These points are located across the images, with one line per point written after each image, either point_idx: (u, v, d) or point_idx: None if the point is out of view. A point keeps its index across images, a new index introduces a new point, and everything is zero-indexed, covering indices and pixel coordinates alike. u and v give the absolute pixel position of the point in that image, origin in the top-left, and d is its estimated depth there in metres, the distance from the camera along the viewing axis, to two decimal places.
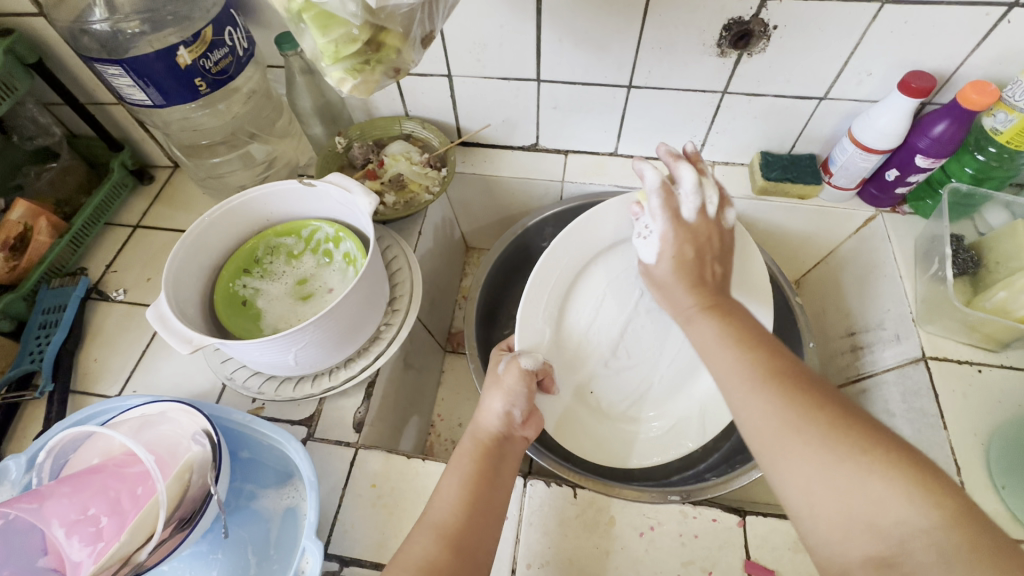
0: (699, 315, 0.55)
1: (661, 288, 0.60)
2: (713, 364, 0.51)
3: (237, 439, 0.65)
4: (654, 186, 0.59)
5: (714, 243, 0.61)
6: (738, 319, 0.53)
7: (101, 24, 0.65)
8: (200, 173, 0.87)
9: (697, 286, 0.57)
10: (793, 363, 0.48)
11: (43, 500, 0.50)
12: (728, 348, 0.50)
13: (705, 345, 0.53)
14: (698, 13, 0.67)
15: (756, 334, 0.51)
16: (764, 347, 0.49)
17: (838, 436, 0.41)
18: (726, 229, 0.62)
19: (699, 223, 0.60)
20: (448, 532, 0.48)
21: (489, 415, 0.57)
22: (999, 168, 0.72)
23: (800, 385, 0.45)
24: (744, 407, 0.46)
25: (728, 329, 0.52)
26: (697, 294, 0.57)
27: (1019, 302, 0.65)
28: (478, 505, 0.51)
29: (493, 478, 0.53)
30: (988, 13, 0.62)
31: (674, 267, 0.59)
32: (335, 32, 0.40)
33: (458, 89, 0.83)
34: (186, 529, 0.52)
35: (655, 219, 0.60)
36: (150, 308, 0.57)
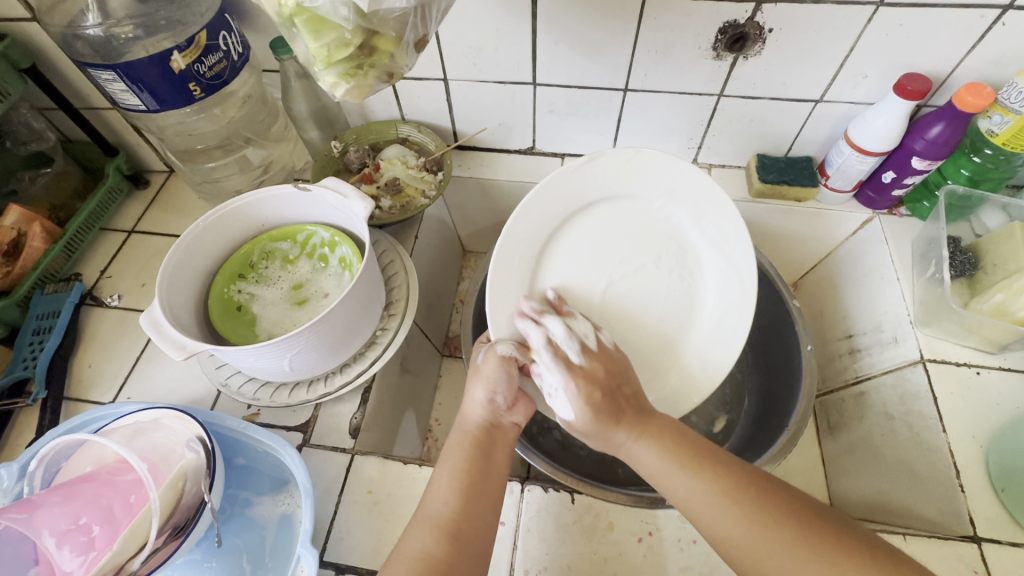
0: (636, 441, 0.54)
1: (588, 437, 0.55)
2: (669, 491, 0.51)
3: (232, 445, 0.64)
4: (542, 342, 0.56)
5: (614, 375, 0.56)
6: (669, 430, 0.54)
7: (95, 29, 0.65)
8: (195, 178, 0.87)
9: (619, 420, 0.54)
10: (743, 471, 0.50)
11: (34, 508, 0.49)
12: (683, 469, 0.50)
13: (654, 471, 0.52)
14: (693, 16, 0.67)
15: (703, 447, 0.52)
16: (710, 464, 0.50)
17: (807, 547, 0.44)
18: (613, 353, 0.58)
19: (591, 362, 0.55)
20: (444, 524, 0.49)
21: (474, 405, 0.57)
22: (995, 170, 0.72)
23: (759, 497, 0.47)
24: (712, 529, 0.48)
25: (672, 450, 0.52)
26: (624, 428, 0.54)
27: (1017, 304, 0.64)
28: (472, 496, 0.51)
29: (485, 467, 0.53)
30: (983, 16, 0.62)
31: (593, 417, 0.53)
32: (327, 36, 0.40)
33: (454, 92, 0.83)
34: (180, 538, 0.52)
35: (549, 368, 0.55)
36: (144, 314, 0.56)
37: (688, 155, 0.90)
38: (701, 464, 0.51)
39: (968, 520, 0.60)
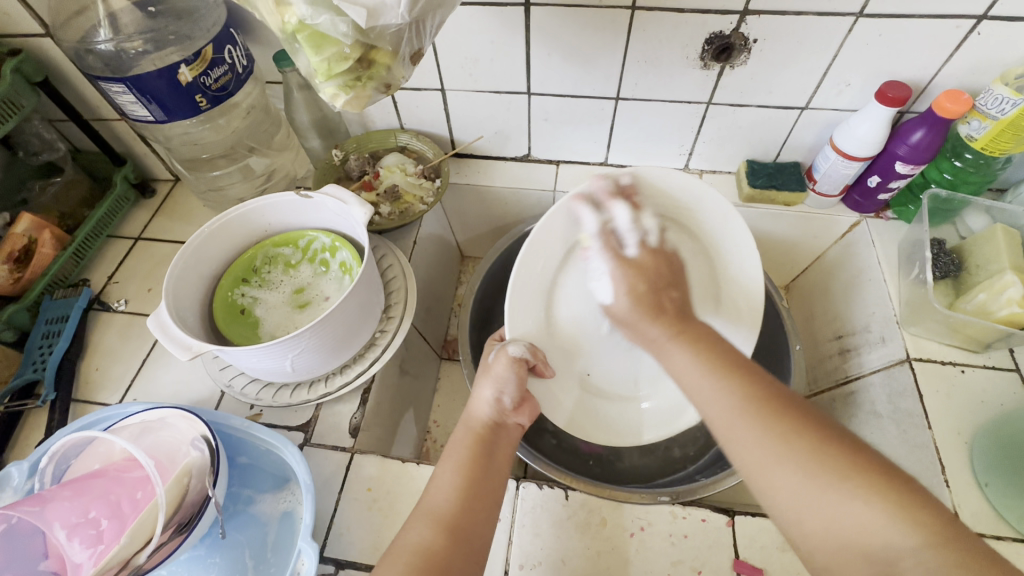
0: (669, 343, 0.52)
1: (625, 326, 0.57)
2: (697, 400, 0.49)
3: (235, 444, 0.66)
4: (625, 231, 0.59)
5: (656, 271, 0.56)
6: (702, 338, 0.52)
7: (106, 44, 0.68)
8: (200, 186, 0.90)
9: (654, 317, 0.53)
10: (766, 383, 0.47)
11: (45, 502, 0.51)
12: (710, 381, 0.48)
13: (680, 372, 0.51)
14: (680, 28, 0.70)
15: (737, 361, 0.49)
16: (735, 369, 0.48)
17: (823, 465, 0.41)
18: (673, 256, 0.59)
19: (644, 258, 0.57)
20: (443, 517, 0.50)
21: (481, 403, 0.59)
22: (976, 174, 0.74)
23: (778, 412, 0.45)
24: (726, 436, 0.46)
25: (705, 358, 0.50)
26: (661, 324, 0.53)
27: (999, 304, 0.66)
28: (472, 491, 0.52)
29: (487, 462, 0.55)
30: (958, 26, 0.65)
31: (631, 304, 0.54)
32: (327, 50, 0.42)
33: (451, 102, 0.86)
34: (184, 533, 0.54)
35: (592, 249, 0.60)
36: (151, 316, 0.59)
37: (680, 162, 0.92)
38: (735, 375, 0.48)
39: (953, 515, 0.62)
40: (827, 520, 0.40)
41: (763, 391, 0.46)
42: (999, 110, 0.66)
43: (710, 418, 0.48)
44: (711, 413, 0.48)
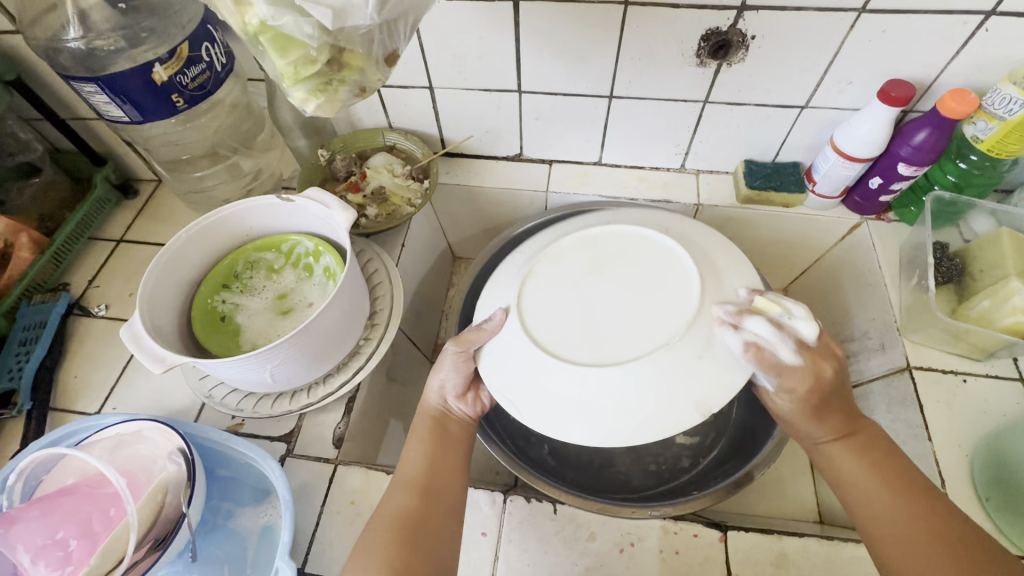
0: (835, 447, 0.55)
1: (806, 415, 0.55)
2: (867, 513, 0.51)
3: (214, 455, 0.64)
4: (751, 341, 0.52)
5: (835, 379, 0.53)
6: (878, 450, 0.54)
7: (76, 42, 0.65)
8: (182, 187, 0.87)
9: (831, 419, 0.55)
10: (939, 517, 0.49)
11: (12, 523, 0.50)
12: (884, 495, 0.51)
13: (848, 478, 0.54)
14: (674, 24, 0.67)
15: (911, 481, 0.52)
16: (912, 492, 0.51)
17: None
18: (823, 371, 0.52)
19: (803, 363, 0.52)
20: (413, 485, 0.55)
21: (433, 392, 0.63)
22: (982, 176, 0.72)
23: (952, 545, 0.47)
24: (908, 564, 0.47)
25: (879, 475, 0.52)
26: (827, 428, 0.55)
27: (1003, 312, 0.64)
28: (439, 468, 0.57)
29: (449, 445, 0.60)
30: (965, 22, 0.62)
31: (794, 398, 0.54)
32: (293, 53, 0.40)
33: (440, 100, 0.83)
34: (159, 551, 0.52)
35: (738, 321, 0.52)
36: (124, 327, 0.57)
37: (675, 161, 0.89)
38: (909, 495, 0.51)
39: None
40: None
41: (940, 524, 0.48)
42: (1007, 110, 0.64)
43: (872, 527, 0.51)
44: (871, 521, 0.51)
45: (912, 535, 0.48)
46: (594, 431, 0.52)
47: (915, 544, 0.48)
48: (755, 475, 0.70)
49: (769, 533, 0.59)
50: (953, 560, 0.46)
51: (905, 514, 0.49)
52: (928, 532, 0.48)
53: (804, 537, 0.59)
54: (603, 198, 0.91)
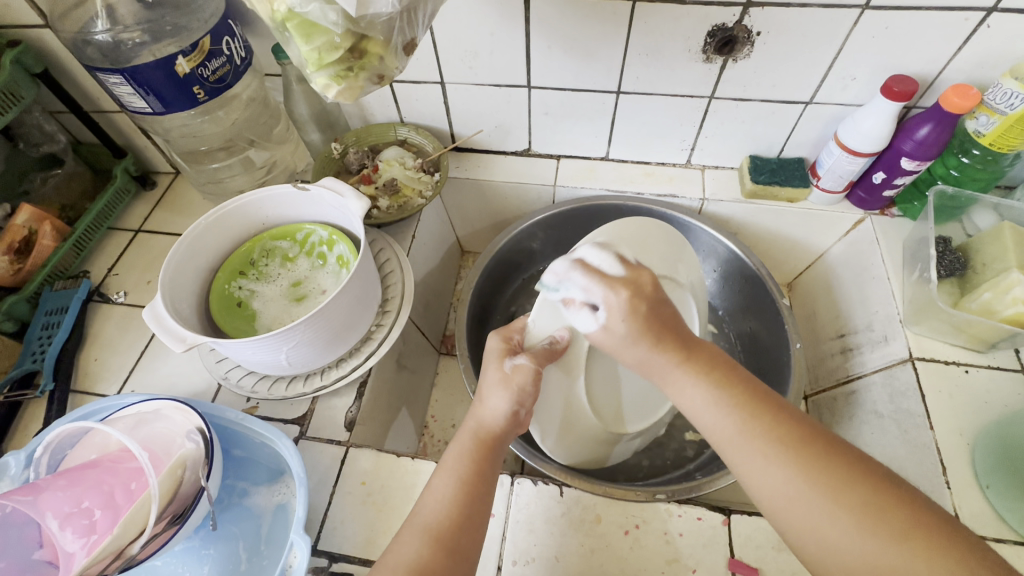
0: (678, 371, 0.48)
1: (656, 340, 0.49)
2: (704, 428, 0.47)
3: (230, 436, 0.66)
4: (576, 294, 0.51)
5: (656, 293, 0.51)
6: (709, 359, 0.49)
7: (103, 34, 0.68)
8: (200, 178, 0.89)
9: (664, 340, 0.49)
10: (777, 415, 0.45)
11: (39, 492, 0.51)
12: (728, 411, 0.45)
13: (687, 400, 0.48)
14: (682, 20, 0.69)
15: (756, 392, 0.46)
16: (744, 395, 0.46)
17: (842, 498, 0.40)
18: (643, 279, 0.51)
19: (630, 274, 0.51)
20: (438, 531, 0.47)
21: (494, 413, 0.53)
22: (984, 171, 0.73)
23: (788, 444, 0.43)
24: (750, 476, 0.44)
25: (722, 393, 0.46)
26: (663, 353, 0.49)
27: (1004, 303, 0.65)
28: (472, 507, 0.49)
29: (488, 478, 0.51)
30: (967, 18, 0.63)
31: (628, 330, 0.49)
32: (318, 40, 0.42)
33: (451, 95, 0.85)
34: (178, 525, 0.54)
35: (567, 275, 0.52)
36: (146, 308, 0.59)
37: (681, 157, 0.91)
38: (742, 402, 0.46)
39: (953, 516, 0.61)
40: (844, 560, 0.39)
41: (791, 433, 0.43)
42: (1008, 105, 0.65)
43: (723, 446, 0.46)
44: (721, 442, 0.46)
45: (752, 445, 0.44)
46: (590, 455, 0.72)
47: (759, 457, 0.43)
48: None
49: None
50: (791, 463, 0.42)
51: (746, 427, 0.44)
52: (765, 438, 0.44)
53: None
54: (610, 192, 0.93)
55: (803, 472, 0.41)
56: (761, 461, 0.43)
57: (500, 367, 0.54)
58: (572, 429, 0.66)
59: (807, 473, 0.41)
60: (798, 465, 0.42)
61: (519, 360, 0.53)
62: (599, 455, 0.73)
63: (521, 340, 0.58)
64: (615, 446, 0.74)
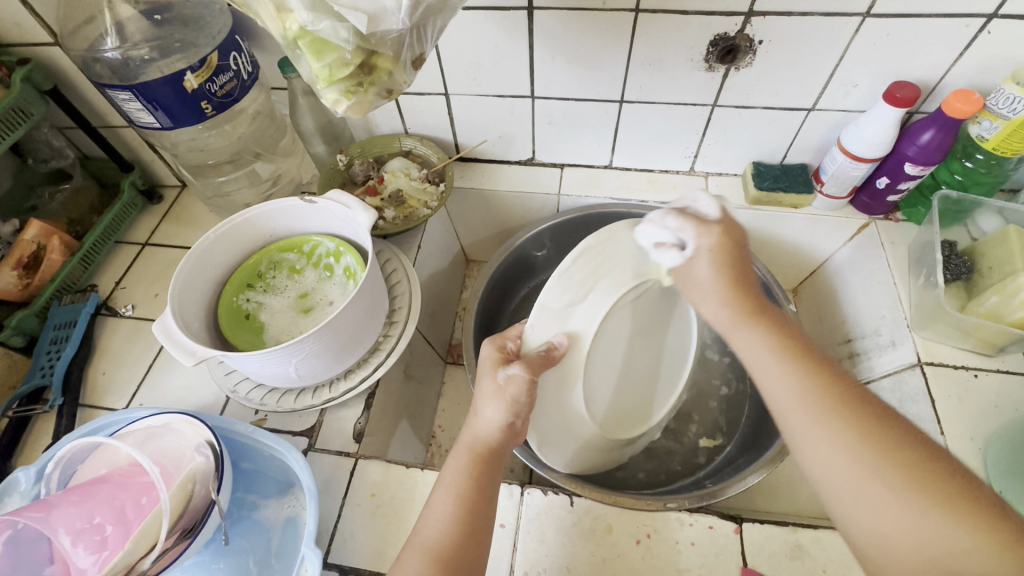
0: (742, 323, 0.48)
1: (737, 280, 0.50)
2: (761, 386, 0.47)
3: (239, 449, 0.66)
4: (665, 237, 0.54)
5: (743, 245, 0.52)
6: (779, 322, 0.48)
7: (113, 52, 0.69)
8: (206, 192, 0.90)
9: (738, 291, 0.49)
10: (847, 385, 0.44)
11: (50, 508, 0.51)
12: (790, 371, 0.45)
13: (752, 357, 0.48)
14: (684, 30, 0.69)
15: (822, 355, 0.46)
16: (813, 360, 0.45)
17: (905, 471, 0.38)
18: (736, 229, 0.52)
19: (727, 219, 0.53)
20: (441, 551, 0.47)
21: (488, 425, 0.53)
22: (988, 174, 0.73)
23: (853, 411, 0.42)
24: (806, 437, 0.42)
25: (785, 350, 0.46)
26: (729, 305, 0.49)
27: (1012, 307, 0.65)
28: (473, 527, 0.49)
29: (488, 492, 0.51)
30: (968, 25, 0.64)
31: (714, 270, 0.50)
32: (329, 56, 0.43)
33: (455, 107, 0.86)
34: (189, 538, 0.53)
35: (663, 222, 0.54)
36: (156, 322, 0.59)
37: (685, 164, 0.91)
38: (809, 366, 0.45)
39: None
40: (900, 533, 0.37)
41: (854, 400, 0.42)
42: (1010, 110, 0.65)
43: (780, 407, 0.45)
44: (776, 398, 0.45)
45: (813, 408, 0.43)
46: (585, 463, 0.72)
47: (813, 412, 0.42)
48: (767, 468, 0.70)
49: (784, 525, 0.60)
50: (852, 427, 0.41)
51: (806, 387, 0.44)
52: (828, 401, 0.42)
53: (820, 529, 0.60)
54: (614, 200, 0.93)
55: (859, 432, 0.40)
56: (823, 423, 0.42)
57: (494, 378, 0.54)
58: (568, 437, 0.66)
59: (869, 441, 0.40)
60: (856, 426, 0.41)
61: (512, 370, 0.52)
62: (595, 462, 0.73)
63: (516, 347, 0.57)
64: (612, 451, 0.74)
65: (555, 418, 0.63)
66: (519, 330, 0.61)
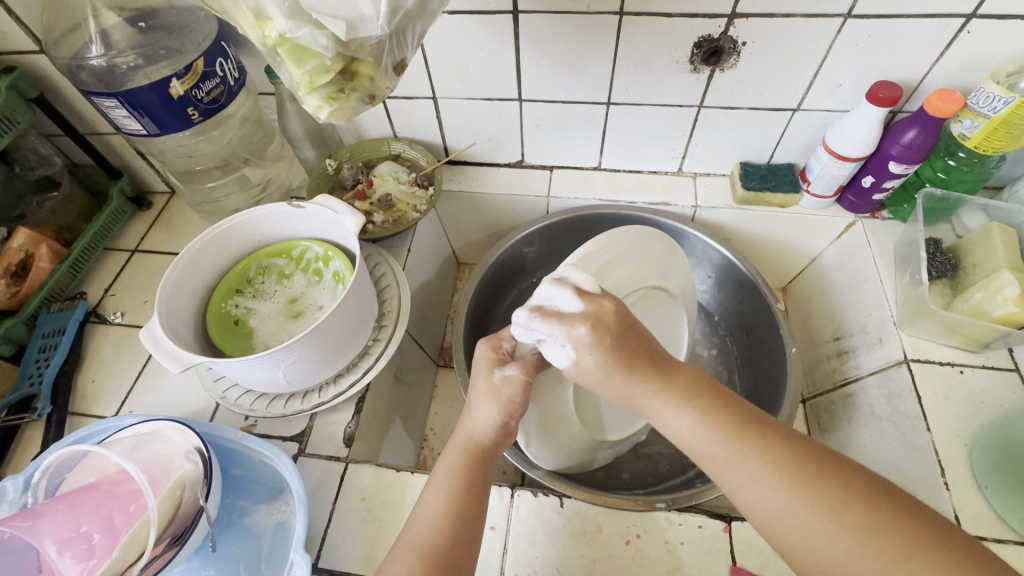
0: (657, 401, 0.47)
1: (630, 371, 0.48)
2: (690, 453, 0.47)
3: (229, 455, 0.66)
4: (538, 337, 0.50)
5: (622, 318, 0.51)
6: (692, 385, 0.48)
7: (98, 59, 0.69)
8: (195, 198, 0.90)
9: (636, 368, 0.48)
10: (773, 437, 0.44)
11: (37, 517, 0.51)
12: (714, 437, 0.45)
13: (673, 431, 0.47)
14: (668, 33, 0.70)
15: (748, 412, 0.46)
16: (736, 417, 0.46)
17: (850, 517, 0.40)
18: (608, 305, 0.51)
19: (591, 305, 0.50)
20: (432, 549, 0.47)
21: (482, 424, 0.54)
22: (971, 172, 0.74)
23: (789, 463, 0.43)
24: (750, 498, 0.43)
25: (708, 417, 0.46)
26: (638, 380, 0.48)
27: (995, 303, 0.65)
28: (463, 524, 0.49)
29: (480, 490, 0.52)
30: (948, 25, 0.64)
31: (600, 363, 0.48)
32: (309, 63, 0.43)
33: (444, 110, 0.86)
34: (177, 546, 0.54)
35: (528, 324, 0.50)
36: (144, 329, 0.59)
37: (673, 165, 0.92)
38: (734, 426, 0.45)
39: (953, 518, 0.61)
40: None
41: (784, 453, 0.43)
42: (991, 108, 0.66)
43: (715, 471, 0.45)
44: (708, 462, 0.45)
45: (749, 469, 0.43)
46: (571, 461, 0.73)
47: (749, 475, 0.43)
48: None
49: None
50: (788, 484, 0.42)
51: (736, 449, 0.44)
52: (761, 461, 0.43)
53: None
54: (603, 202, 0.93)
55: (796, 490, 0.42)
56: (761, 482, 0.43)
57: (489, 378, 0.54)
58: (554, 437, 0.66)
59: (807, 496, 0.41)
60: (790, 481, 0.42)
61: (507, 368, 0.53)
62: (582, 461, 0.74)
63: (512, 348, 0.56)
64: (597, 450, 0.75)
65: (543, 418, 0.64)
66: (514, 329, 0.60)
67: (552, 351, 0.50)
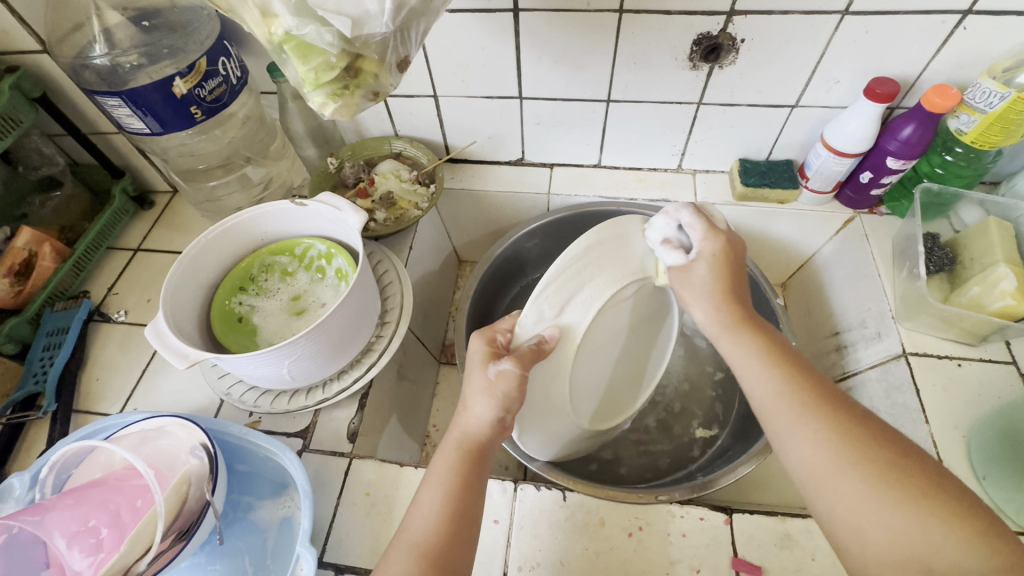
0: (736, 331, 0.52)
1: (727, 298, 0.53)
2: (745, 387, 0.50)
3: (234, 451, 0.66)
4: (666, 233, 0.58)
5: (742, 261, 0.56)
6: (769, 333, 0.52)
7: (101, 59, 0.69)
8: (198, 197, 0.90)
9: (734, 303, 0.53)
10: (827, 389, 0.47)
11: (46, 512, 0.52)
12: (772, 373, 0.48)
13: (739, 364, 0.51)
14: (668, 30, 0.70)
15: (810, 368, 0.49)
16: (798, 366, 0.49)
17: (884, 468, 0.41)
18: (734, 242, 0.56)
19: (729, 235, 0.56)
20: (428, 550, 0.47)
21: (476, 419, 0.54)
22: (968, 167, 0.75)
23: (834, 411, 0.45)
24: (787, 436, 0.45)
25: (773, 358, 0.49)
26: (728, 312, 0.53)
27: (993, 296, 0.66)
28: (458, 522, 0.49)
29: (476, 487, 0.52)
30: (945, 21, 0.65)
31: (712, 273, 0.54)
32: (314, 60, 0.44)
33: (445, 108, 0.87)
34: (184, 540, 0.54)
35: (676, 217, 0.58)
36: (149, 326, 0.59)
37: (672, 162, 0.92)
38: (794, 371, 0.48)
39: None
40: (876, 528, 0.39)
41: (833, 402, 0.45)
42: (987, 104, 0.66)
43: (763, 406, 0.48)
44: (759, 397, 0.48)
45: (794, 408, 0.46)
46: (567, 450, 0.74)
47: (793, 412, 0.46)
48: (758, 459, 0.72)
49: (773, 515, 0.61)
50: (829, 424, 0.44)
51: (787, 390, 0.47)
52: (810, 403, 0.46)
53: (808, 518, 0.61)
54: (603, 199, 0.94)
55: (834, 433, 0.43)
56: (802, 423, 0.45)
57: (484, 374, 0.54)
58: (552, 428, 0.66)
59: (846, 441, 0.43)
60: (833, 423, 0.44)
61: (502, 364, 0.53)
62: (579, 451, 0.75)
63: (506, 341, 0.58)
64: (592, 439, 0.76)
65: (540, 416, 0.64)
66: (509, 323, 0.61)
67: (670, 252, 0.57)
